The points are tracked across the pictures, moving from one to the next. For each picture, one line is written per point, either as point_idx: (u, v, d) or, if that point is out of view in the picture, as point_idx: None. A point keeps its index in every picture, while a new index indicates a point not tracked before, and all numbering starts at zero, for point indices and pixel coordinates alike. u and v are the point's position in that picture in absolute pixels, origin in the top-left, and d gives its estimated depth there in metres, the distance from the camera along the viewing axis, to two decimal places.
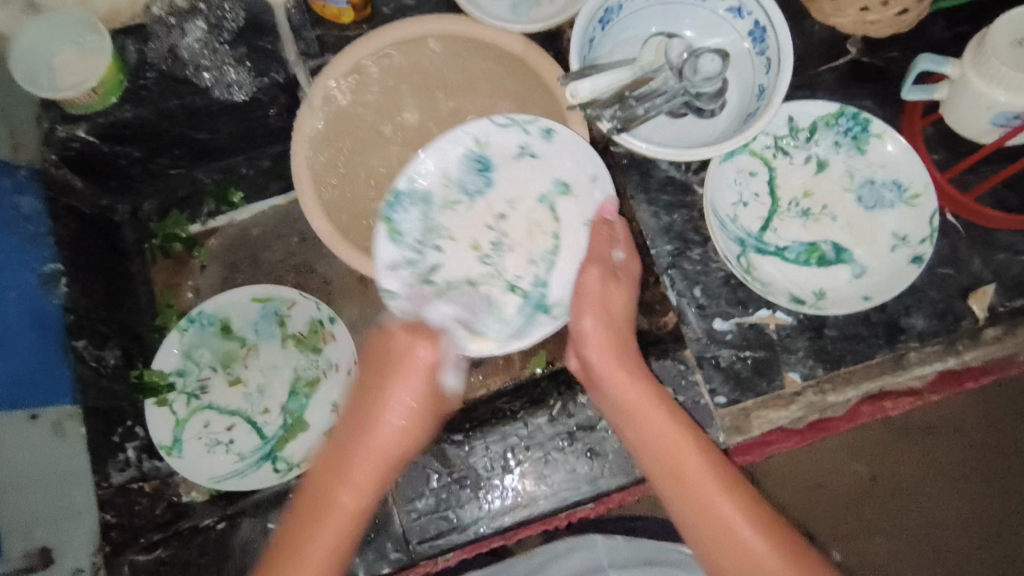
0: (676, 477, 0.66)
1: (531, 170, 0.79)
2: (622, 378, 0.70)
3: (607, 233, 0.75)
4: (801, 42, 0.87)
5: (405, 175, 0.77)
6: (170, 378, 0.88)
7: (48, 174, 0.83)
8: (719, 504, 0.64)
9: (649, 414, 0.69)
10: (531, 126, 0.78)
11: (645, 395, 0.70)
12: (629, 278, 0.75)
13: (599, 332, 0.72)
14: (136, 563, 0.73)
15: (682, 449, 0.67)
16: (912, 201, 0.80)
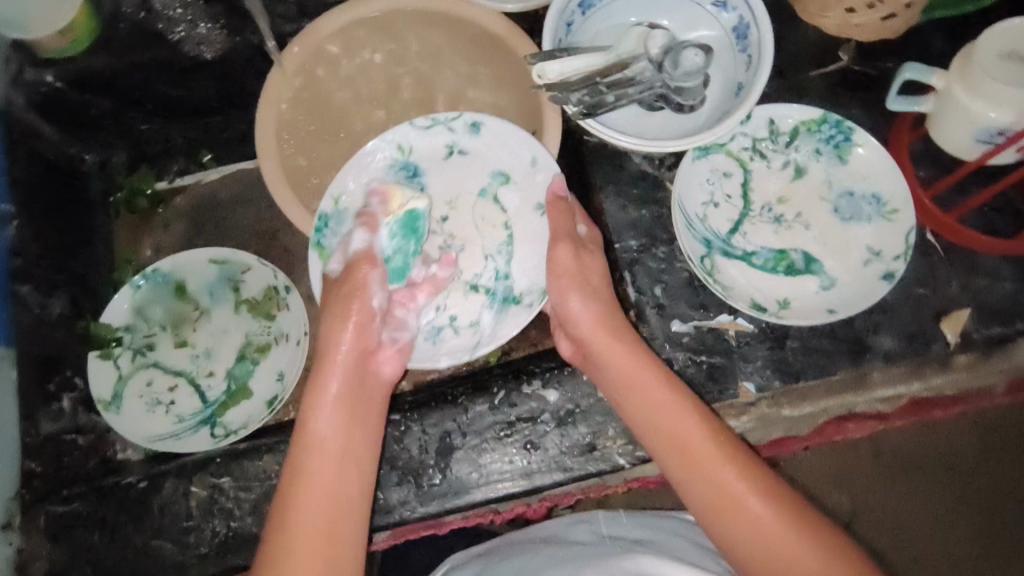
0: (678, 453, 0.62)
1: (464, 166, 0.79)
2: (618, 355, 0.67)
3: (565, 208, 0.73)
4: (792, 44, 0.84)
5: (326, 196, 0.74)
6: (117, 333, 0.87)
7: (14, 117, 0.83)
8: (723, 477, 0.60)
9: (647, 389, 0.65)
10: (455, 123, 0.78)
11: (633, 370, 0.66)
12: (598, 247, 0.74)
13: (587, 311, 0.69)
14: (52, 513, 0.72)
15: (684, 426, 0.63)
16: (890, 216, 0.76)
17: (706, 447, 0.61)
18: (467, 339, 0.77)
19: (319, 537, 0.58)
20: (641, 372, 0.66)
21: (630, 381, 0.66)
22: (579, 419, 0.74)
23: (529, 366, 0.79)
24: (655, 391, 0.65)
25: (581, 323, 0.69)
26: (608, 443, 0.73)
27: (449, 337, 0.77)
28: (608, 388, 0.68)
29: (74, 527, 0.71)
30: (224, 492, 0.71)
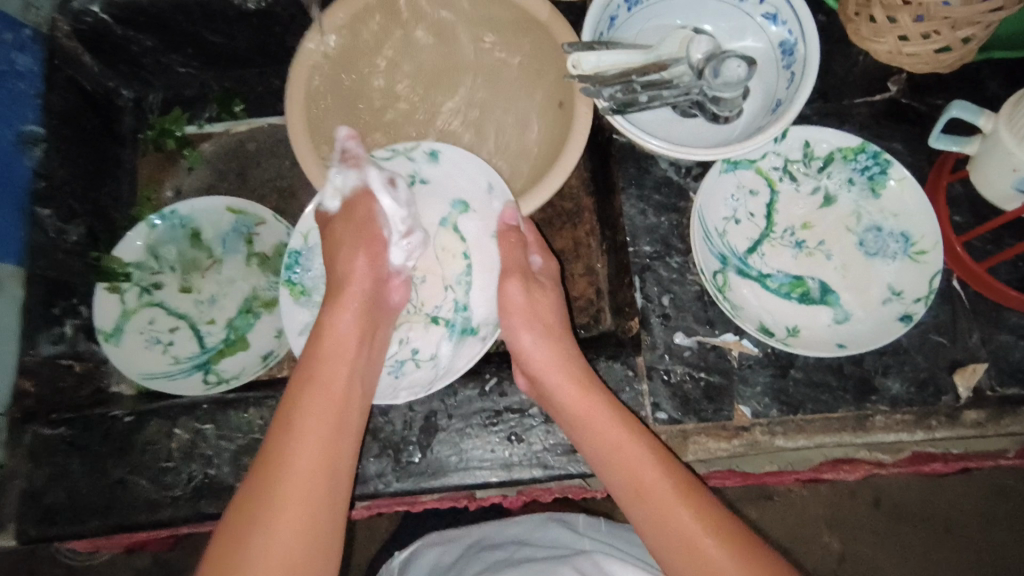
0: (632, 491, 0.61)
1: (425, 194, 0.77)
2: (573, 392, 0.67)
3: (516, 240, 0.74)
4: (841, 68, 0.81)
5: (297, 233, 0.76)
6: (128, 269, 0.88)
7: (56, 42, 0.84)
8: (676, 516, 0.58)
9: (605, 426, 0.65)
10: (414, 152, 0.76)
11: (590, 408, 0.66)
12: (550, 280, 0.76)
13: (539, 348, 0.70)
14: (40, 434, 0.72)
15: (638, 459, 0.62)
16: (916, 257, 0.73)
17: (661, 486, 0.60)
18: (426, 372, 0.74)
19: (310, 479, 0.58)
20: (599, 408, 0.66)
21: (587, 417, 0.66)
22: None
23: None
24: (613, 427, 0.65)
25: (535, 361, 0.70)
26: None
27: (409, 370, 0.75)
28: (567, 424, 0.68)
29: (58, 451, 0.72)
30: (206, 438, 0.72)
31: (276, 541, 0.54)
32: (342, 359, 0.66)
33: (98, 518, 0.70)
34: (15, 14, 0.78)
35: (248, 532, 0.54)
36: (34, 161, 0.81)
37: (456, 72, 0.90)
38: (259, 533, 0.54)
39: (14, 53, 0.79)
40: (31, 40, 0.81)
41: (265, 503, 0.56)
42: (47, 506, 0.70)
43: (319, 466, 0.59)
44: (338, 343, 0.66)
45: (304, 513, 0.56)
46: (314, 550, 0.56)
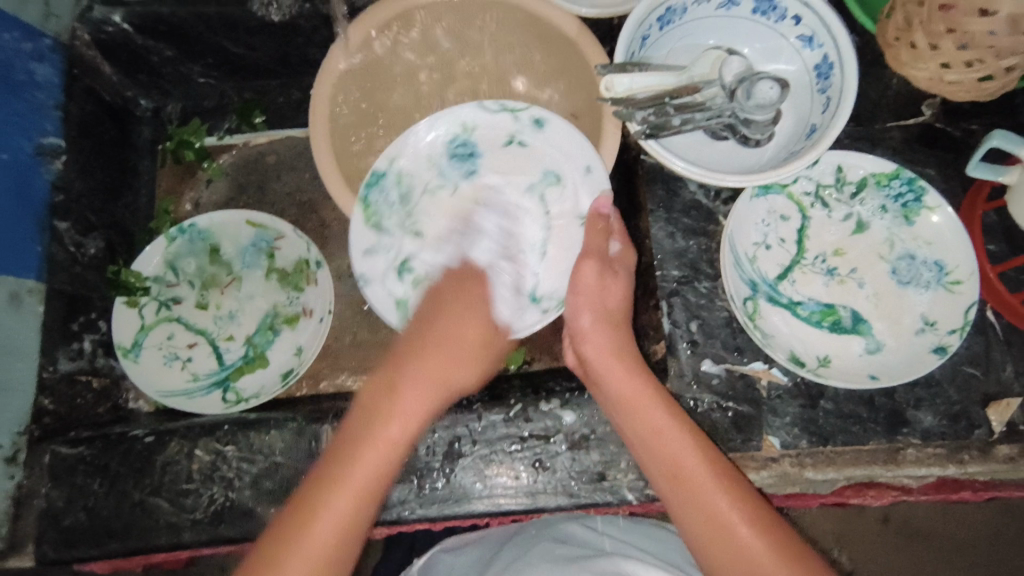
0: (668, 476, 0.61)
1: (521, 157, 0.77)
2: (618, 375, 0.67)
3: (603, 226, 0.72)
4: (874, 92, 0.80)
5: (384, 154, 0.76)
6: (146, 283, 0.88)
7: (76, 50, 0.83)
8: (712, 500, 0.58)
9: (647, 412, 0.64)
10: (521, 115, 0.76)
11: (632, 389, 0.65)
12: (626, 269, 0.73)
13: (596, 331, 0.70)
14: (58, 453, 0.71)
15: (679, 440, 0.62)
16: (951, 286, 0.72)
17: (699, 472, 0.60)
18: None
19: (376, 479, 0.56)
20: (639, 392, 0.65)
21: (630, 399, 0.65)
22: (592, 446, 0.71)
23: (549, 384, 0.78)
24: (654, 412, 0.64)
25: (587, 345, 0.70)
26: (619, 475, 0.71)
27: None
28: (607, 403, 0.67)
29: (75, 471, 0.70)
30: (226, 460, 0.70)
31: (331, 519, 0.54)
32: (442, 353, 0.67)
33: (117, 541, 0.68)
34: (33, 22, 0.76)
35: (314, 507, 0.54)
36: (52, 174, 0.79)
37: (479, 88, 0.88)
38: (320, 505, 0.54)
39: (33, 63, 0.77)
40: (50, 49, 0.79)
41: (339, 482, 0.55)
42: (64, 529, 0.69)
43: (384, 483, 0.57)
44: (455, 341, 0.68)
45: (356, 505, 0.55)
46: (351, 544, 0.55)
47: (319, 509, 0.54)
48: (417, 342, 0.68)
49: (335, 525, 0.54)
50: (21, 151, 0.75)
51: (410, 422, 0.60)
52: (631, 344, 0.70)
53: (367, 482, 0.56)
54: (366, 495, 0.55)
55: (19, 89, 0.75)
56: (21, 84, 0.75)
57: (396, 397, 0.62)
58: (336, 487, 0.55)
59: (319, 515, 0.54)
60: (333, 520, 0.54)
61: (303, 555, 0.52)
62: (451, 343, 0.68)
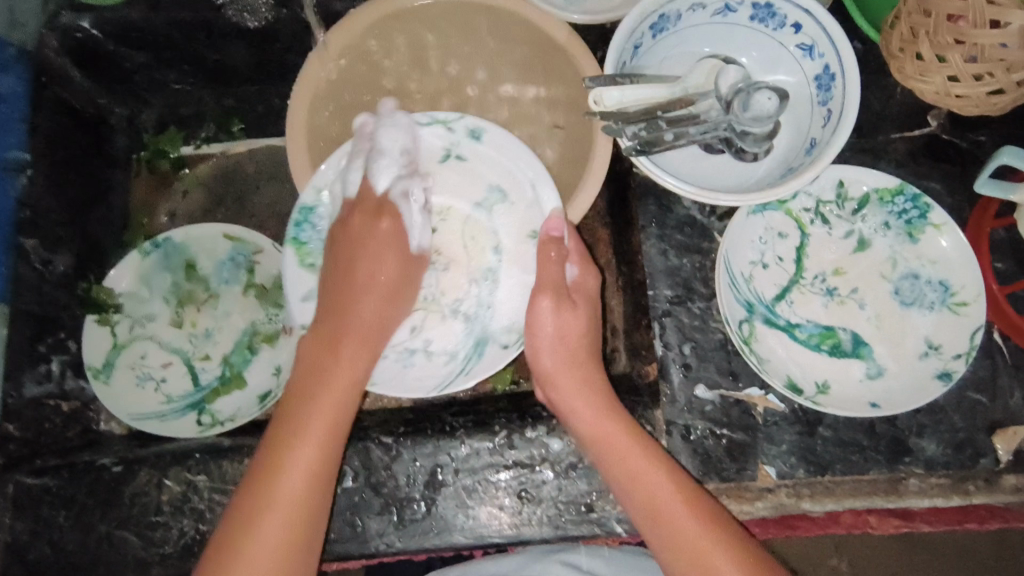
0: (654, 524, 0.59)
1: (460, 173, 0.73)
2: (589, 417, 0.65)
3: (554, 253, 0.67)
4: (878, 102, 0.76)
5: (309, 187, 0.70)
6: (119, 299, 0.84)
7: (43, 58, 0.80)
8: (706, 550, 0.57)
9: (624, 453, 0.62)
10: (456, 126, 0.71)
11: (606, 433, 0.64)
12: (585, 298, 0.70)
13: (560, 369, 0.67)
14: (22, 484, 0.68)
15: (661, 485, 0.60)
16: (956, 308, 0.69)
17: (686, 518, 0.59)
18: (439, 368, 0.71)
19: (336, 414, 0.61)
20: (618, 435, 0.63)
21: (606, 446, 0.63)
22: (580, 475, 0.68)
23: (536, 408, 0.74)
24: (632, 457, 0.62)
25: (553, 379, 0.67)
26: (607, 506, 0.68)
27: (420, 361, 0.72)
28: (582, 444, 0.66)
29: (41, 502, 0.68)
30: (197, 491, 0.67)
31: (294, 465, 0.58)
32: (379, 282, 0.68)
33: None
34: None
35: (273, 466, 0.58)
36: (18, 190, 0.78)
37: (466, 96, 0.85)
38: (285, 460, 0.58)
39: None
40: (14, 59, 0.77)
41: (297, 435, 0.59)
42: (29, 562, 0.66)
43: (325, 457, 0.60)
44: (369, 289, 0.67)
45: (304, 493, 0.58)
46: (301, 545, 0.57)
47: (282, 463, 0.58)
48: (338, 299, 0.67)
49: (299, 468, 0.58)
50: None
51: (361, 337, 0.65)
52: (599, 379, 0.68)
53: (322, 424, 0.60)
54: (333, 430, 0.61)
55: None
56: None
57: (348, 304, 0.66)
58: (296, 441, 0.59)
59: (284, 468, 0.58)
60: (296, 466, 0.58)
61: (274, 510, 0.56)
62: (377, 299, 0.67)
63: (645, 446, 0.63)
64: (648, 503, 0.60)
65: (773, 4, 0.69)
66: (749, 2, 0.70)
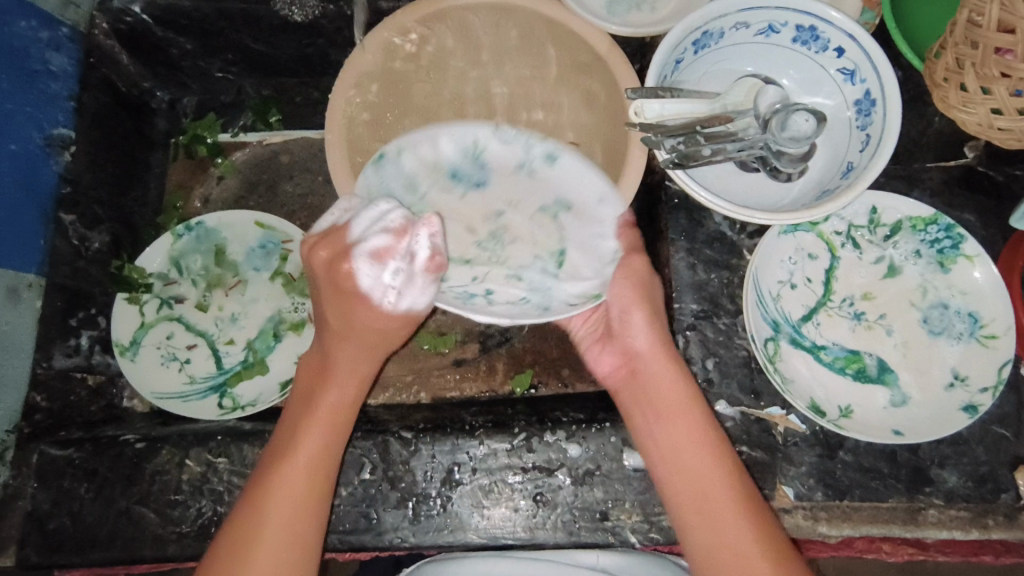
0: (699, 505, 0.59)
1: (527, 186, 0.76)
2: (665, 387, 0.64)
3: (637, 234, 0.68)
4: (914, 130, 0.76)
5: (395, 142, 0.74)
6: (149, 279, 0.86)
7: (93, 40, 0.81)
8: (732, 525, 0.57)
9: (686, 428, 0.62)
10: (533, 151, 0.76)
11: (675, 405, 0.63)
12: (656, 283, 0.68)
13: (646, 336, 0.65)
14: (46, 454, 0.69)
15: (711, 470, 0.60)
16: (986, 341, 0.68)
17: (728, 504, 0.58)
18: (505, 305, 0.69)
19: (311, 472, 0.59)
20: (675, 397, 0.63)
21: (663, 408, 0.63)
22: (597, 482, 0.68)
23: (556, 413, 0.74)
24: (679, 425, 0.62)
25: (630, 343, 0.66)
26: (622, 516, 0.68)
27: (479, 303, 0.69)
28: (641, 409, 0.65)
29: (63, 474, 0.68)
30: (217, 472, 0.68)
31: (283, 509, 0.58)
32: (375, 332, 0.63)
33: (99, 548, 0.67)
34: (52, 11, 0.76)
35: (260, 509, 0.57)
36: (61, 166, 0.78)
37: None
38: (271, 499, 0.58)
39: (49, 52, 0.76)
40: (68, 39, 0.79)
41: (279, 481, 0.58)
42: (48, 532, 0.67)
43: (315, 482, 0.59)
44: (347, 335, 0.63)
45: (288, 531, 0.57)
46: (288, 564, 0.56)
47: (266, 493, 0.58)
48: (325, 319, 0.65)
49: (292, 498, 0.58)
50: (30, 142, 0.74)
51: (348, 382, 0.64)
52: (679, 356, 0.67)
53: (310, 465, 0.60)
54: (314, 485, 0.59)
55: (34, 78, 0.74)
56: (35, 74, 0.75)
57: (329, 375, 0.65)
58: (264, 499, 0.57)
59: (259, 519, 0.57)
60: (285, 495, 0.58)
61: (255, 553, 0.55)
62: (365, 343, 0.64)
63: (695, 416, 0.63)
64: (696, 484, 0.60)
65: (817, 27, 0.70)
66: (793, 24, 0.71)
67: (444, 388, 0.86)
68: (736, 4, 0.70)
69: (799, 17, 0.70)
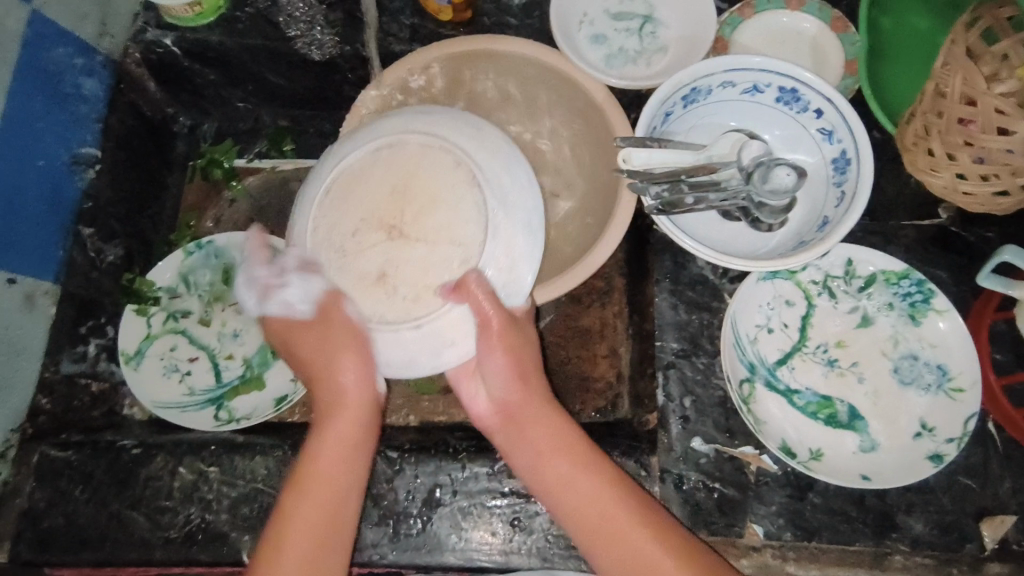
0: (593, 525, 0.60)
1: (411, 260, 0.60)
2: (534, 414, 0.65)
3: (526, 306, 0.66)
4: (891, 189, 0.80)
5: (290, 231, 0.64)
6: (157, 293, 0.89)
7: (124, 67, 0.88)
8: (633, 543, 0.59)
9: (555, 458, 0.63)
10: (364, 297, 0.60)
11: (539, 422, 0.64)
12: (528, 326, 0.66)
13: (505, 363, 0.63)
14: (47, 455, 0.72)
15: (593, 491, 0.61)
16: (953, 393, 0.71)
17: (616, 520, 0.60)
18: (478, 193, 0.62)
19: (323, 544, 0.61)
20: (552, 432, 0.64)
21: (546, 445, 0.63)
22: None
23: None
24: (560, 458, 0.63)
25: (520, 376, 0.65)
26: None
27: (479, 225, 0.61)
28: (519, 450, 0.65)
29: (61, 475, 0.71)
30: (207, 481, 0.70)
31: None
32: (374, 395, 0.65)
33: (89, 549, 0.69)
34: (89, 39, 0.82)
35: None
36: (84, 183, 0.84)
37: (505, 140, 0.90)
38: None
39: (83, 77, 0.82)
40: (101, 65, 0.85)
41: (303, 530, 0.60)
42: (41, 531, 0.70)
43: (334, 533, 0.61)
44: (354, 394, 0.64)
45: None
46: None
47: (288, 560, 0.59)
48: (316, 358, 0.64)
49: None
50: (59, 160, 0.80)
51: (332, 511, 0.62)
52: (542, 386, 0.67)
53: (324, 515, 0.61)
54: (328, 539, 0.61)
55: (65, 101, 0.80)
56: (67, 97, 0.80)
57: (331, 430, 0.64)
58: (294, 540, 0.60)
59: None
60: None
61: None
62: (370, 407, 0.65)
63: (571, 443, 0.64)
64: (585, 513, 0.61)
65: (798, 89, 0.75)
66: (775, 85, 0.76)
67: (433, 412, 0.88)
68: (723, 64, 0.75)
69: (782, 79, 0.75)
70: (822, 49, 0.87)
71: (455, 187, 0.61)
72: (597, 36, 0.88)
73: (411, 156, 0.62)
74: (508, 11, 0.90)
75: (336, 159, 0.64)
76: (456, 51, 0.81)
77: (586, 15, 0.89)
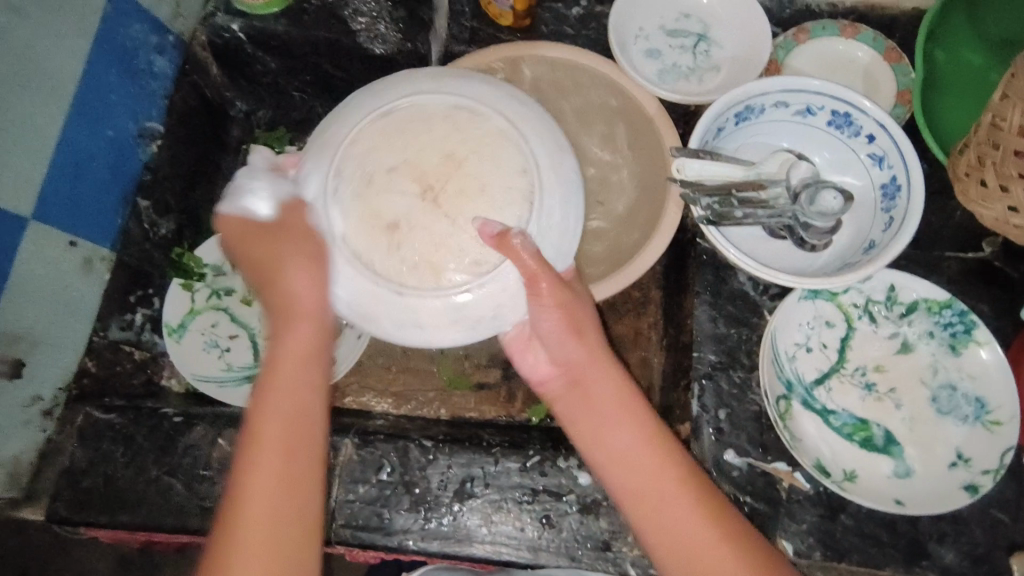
0: (652, 501, 0.59)
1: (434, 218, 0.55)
2: (593, 378, 0.62)
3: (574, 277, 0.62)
4: (936, 220, 0.81)
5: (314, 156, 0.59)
6: (204, 270, 0.91)
7: (191, 49, 0.91)
8: (694, 526, 0.58)
9: (616, 426, 0.61)
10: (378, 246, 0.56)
11: (596, 392, 0.62)
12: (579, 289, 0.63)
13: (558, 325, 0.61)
14: (91, 416, 0.74)
15: (656, 468, 0.60)
16: (991, 426, 0.71)
17: (677, 498, 0.59)
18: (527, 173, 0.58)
19: (283, 476, 0.54)
20: (616, 398, 0.62)
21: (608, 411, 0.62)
22: (603, 512, 0.71)
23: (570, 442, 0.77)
24: (620, 428, 0.61)
25: (571, 343, 0.62)
26: (624, 548, 0.70)
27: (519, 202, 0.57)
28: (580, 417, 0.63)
29: (103, 437, 0.73)
30: None
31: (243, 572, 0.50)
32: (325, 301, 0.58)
33: (125, 511, 0.70)
34: (162, 20, 0.85)
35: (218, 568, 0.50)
36: (146, 156, 0.86)
37: None
38: (236, 535, 0.51)
39: (154, 55, 0.85)
40: (171, 45, 0.88)
41: (261, 450, 0.54)
42: (80, 489, 0.71)
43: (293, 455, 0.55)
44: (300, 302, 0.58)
45: (278, 513, 0.52)
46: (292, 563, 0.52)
47: (251, 491, 0.53)
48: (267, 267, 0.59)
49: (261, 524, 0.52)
50: (125, 132, 0.82)
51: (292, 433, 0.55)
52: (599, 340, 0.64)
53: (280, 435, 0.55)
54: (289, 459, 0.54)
55: (136, 76, 0.83)
56: (138, 72, 0.83)
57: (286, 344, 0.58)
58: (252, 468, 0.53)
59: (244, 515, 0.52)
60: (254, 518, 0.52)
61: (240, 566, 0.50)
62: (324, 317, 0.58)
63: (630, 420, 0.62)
64: (643, 487, 0.60)
65: (851, 114, 0.76)
66: (828, 109, 0.77)
67: (463, 408, 0.89)
68: (778, 85, 0.76)
69: (835, 104, 0.76)
70: (874, 79, 0.88)
71: (504, 160, 0.57)
72: (651, 51, 0.90)
73: (462, 116, 0.57)
74: (566, 21, 0.92)
75: (381, 98, 0.59)
76: (515, 55, 0.83)
77: (642, 31, 0.91)
